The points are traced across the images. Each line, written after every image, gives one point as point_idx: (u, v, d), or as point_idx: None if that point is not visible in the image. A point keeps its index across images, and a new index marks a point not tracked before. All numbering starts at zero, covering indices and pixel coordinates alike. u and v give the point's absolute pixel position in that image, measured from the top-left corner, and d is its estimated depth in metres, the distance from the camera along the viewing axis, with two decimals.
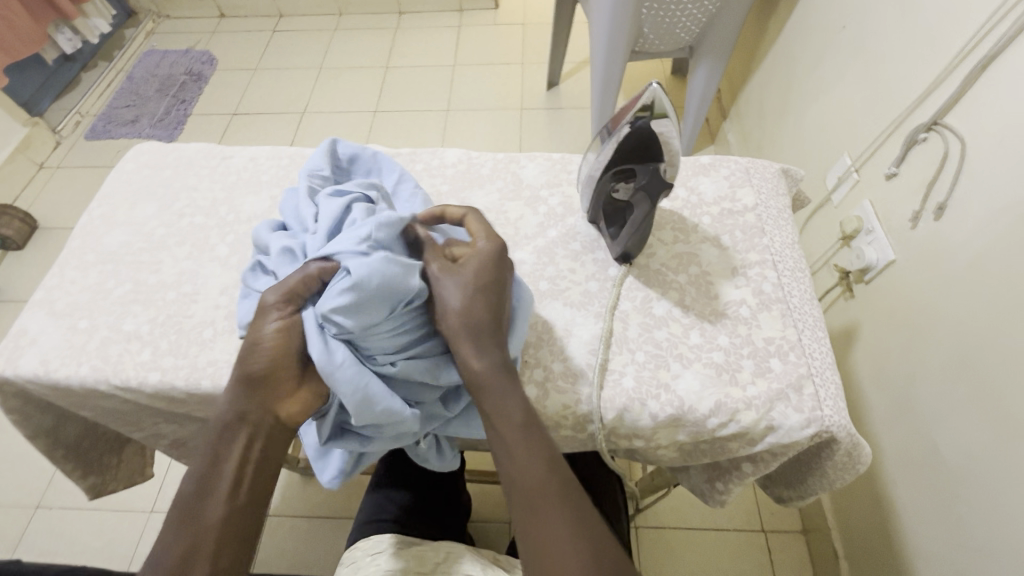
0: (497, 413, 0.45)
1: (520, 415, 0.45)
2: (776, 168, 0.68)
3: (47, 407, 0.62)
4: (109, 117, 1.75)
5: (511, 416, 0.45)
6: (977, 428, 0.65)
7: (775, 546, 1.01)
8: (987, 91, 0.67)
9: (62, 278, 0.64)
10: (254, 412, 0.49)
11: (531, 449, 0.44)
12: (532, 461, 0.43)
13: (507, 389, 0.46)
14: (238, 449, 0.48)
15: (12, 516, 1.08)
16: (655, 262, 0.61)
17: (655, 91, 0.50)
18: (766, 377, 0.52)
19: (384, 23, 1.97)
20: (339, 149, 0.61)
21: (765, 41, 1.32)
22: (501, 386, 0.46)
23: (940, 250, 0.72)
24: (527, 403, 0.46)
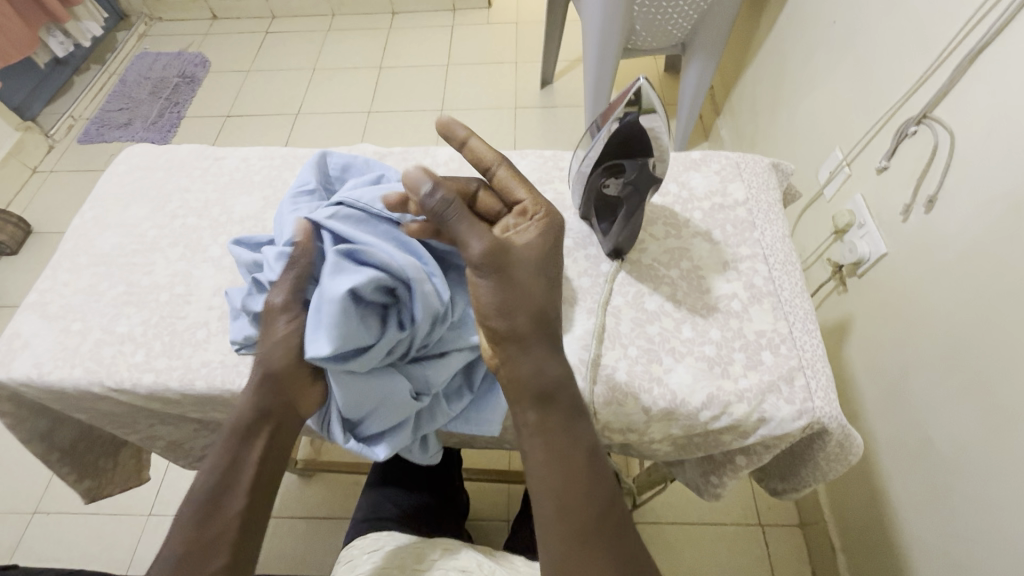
0: (565, 441, 0.45)
1: (588, 442, 0.45)
2: (767, 162, 0.69)
3: (42, 410, 0.62)
4: (102, 120, 1.74)
5: (580, 441, 0.45)
6: (968, 421, 0.66)
7: (772, 539, 1.02)
8: (975, 84, 0.67)
9: (55, 281, 0.64)
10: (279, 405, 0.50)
11: (593, 486, 0.43)
12: (595, 498, 0.43)
13: (574, 415, 0.46)
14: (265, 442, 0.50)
15: (9, 521, 1.08)
16: (647, 257, 0.61)
17: (642, 85, 0.49)
18: (758, 369, 0.52)
19: (377, 23, 1.97)
20: (328, 160, 0.62)
21: (757, 37, 1.33)
22: (570, 410, 0.46)
23: (931, 242, 0.73)
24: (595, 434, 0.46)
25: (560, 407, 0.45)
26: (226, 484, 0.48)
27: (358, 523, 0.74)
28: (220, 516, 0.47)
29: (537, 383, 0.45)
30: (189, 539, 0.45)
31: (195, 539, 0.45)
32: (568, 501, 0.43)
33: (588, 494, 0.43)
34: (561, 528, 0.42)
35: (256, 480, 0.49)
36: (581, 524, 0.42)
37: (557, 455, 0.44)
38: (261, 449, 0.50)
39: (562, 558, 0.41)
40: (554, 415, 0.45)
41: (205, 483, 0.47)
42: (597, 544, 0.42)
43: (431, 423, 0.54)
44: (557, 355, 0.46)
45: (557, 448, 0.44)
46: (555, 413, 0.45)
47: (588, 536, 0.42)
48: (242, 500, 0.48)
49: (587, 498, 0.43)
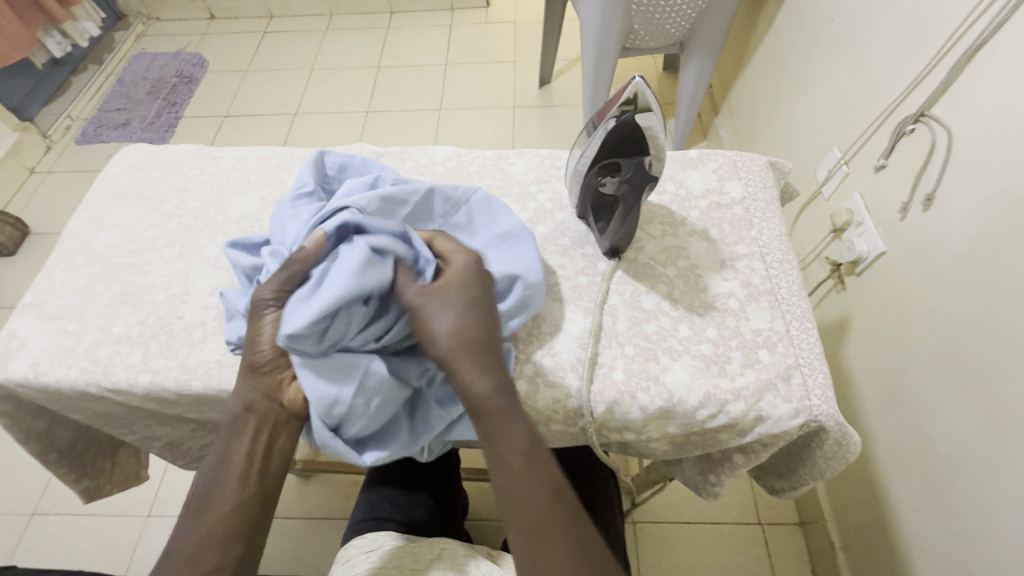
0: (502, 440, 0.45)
1: (525, 438, 0.45)
2: (764, 161, 0.68)
3: (39, 411, 0.62)
4: (100, 121, 1.74)
5: (516, 440, 0.45)
6: (968, 420, 0.66)
7: (772, 538, 1.02)
8: (973, 81, 0.67)
9: (51, 281, 0.64)
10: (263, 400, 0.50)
11: (535, 478, 0.44)
12: (538, 491, 0.43)
13: (509, 413, 0.46)
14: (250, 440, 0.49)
15: (8, 522, 1.07)
16: (644, 256, 0.61)
17: (638, 84, 0.49)
18: (755, 367, 0.52)
19: (375, 23, 1.97)
20: (327, 159, 0.62)
21: (754, 36, 1.33)
22: (508, 406, 0.46)
23: (929, 240, 0.73)
24: (531, 425, 0.46)
25: (496, 407, 0.45)
26: (216, 483, 0.47)
27: (356, 523, 0.74)
28: (208, 518, 0.46)
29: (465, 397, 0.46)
30: (184, 538, 0.46)
31: (190, 536, 0.46)
32: (513, 503, 0.43)
33: (532, 489, 0.43)
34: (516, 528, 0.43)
35: (245, 478, 0.48)
36: (527, 523, 0.42)
37: (495, 457, 0.45)
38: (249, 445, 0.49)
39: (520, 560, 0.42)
40: (488, 419, 0.45)
41: (202, 480, 0.48)
42: (549, 544, 0.42)
43: (427, 432, 0.51)
44: (484, 369, 0.46)
45: (494, 451, 0.45)
46: (489, 416, 0.45)
47: (536, 536, 0.42)
48: (231, 498, 0.47)
49: (528, 498, 0.43)
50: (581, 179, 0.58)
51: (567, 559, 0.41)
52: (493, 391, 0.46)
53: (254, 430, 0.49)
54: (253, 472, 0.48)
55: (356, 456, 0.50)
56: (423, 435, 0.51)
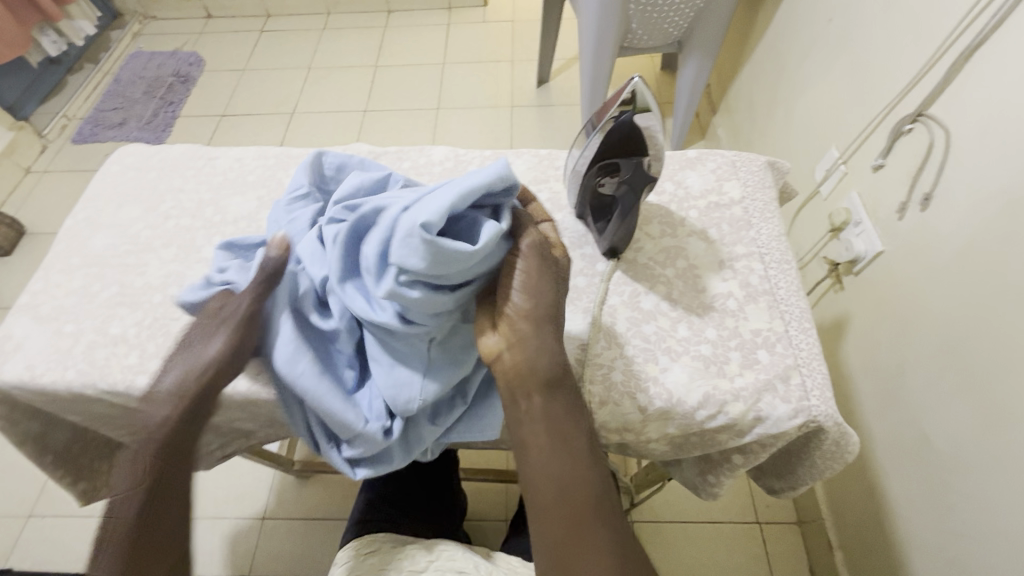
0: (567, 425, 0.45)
1: (586, 427, 0.46)
2: (762, 161, 0.68)
3: (35, 413, 0.62)
4: (96, 121, 1.73)
5: (579, 430, 0.45)
6: (966, 419, 0.66)
7: (770, 537, 1.02)
8: (971, 81, 0.67)
9: (47, 282, 0.63)
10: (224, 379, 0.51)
11: (593, 467, 0.44)
12: (590, 480, 0.44)
13: (574, 401, 0.46)
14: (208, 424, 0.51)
15: (4, 524, 1.07)
16: (643, 257, 0.61)
17: (637, 85, 0.50)
18: (754, 368, 0.52)
19: (372, 22, 1.96)
20: (323, 159, 0.60)
21: (753, 36, 1.33)
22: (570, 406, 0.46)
23: (926, 240, 0.73)
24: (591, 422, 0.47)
25: (561, 394, 0.46)
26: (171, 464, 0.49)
27: (354, 524, 0.73)
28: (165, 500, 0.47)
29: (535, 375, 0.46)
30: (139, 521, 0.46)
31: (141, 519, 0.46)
32: (565, 487, 0.43)
33: (584, 477, 0.43)
34: (562, 513, 0.42)
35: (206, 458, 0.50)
36: (577, 507, 0.42)
37: (555, 437, 0.44)
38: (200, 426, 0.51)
39: (557, 541, 0.42)
40: (554, 402, 0.45)
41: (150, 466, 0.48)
42: (592, 528, 0.42)
43: (421, 445, 0.53)
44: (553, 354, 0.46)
45: (555, 432, 0.44)
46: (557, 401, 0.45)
47: (583, 519, 0.42)
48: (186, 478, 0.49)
49: (580, 482, 0.43)
50: (581, 176, 0.57)
51: (606, 552, 0.41)
52: (562, 375, 0.46)
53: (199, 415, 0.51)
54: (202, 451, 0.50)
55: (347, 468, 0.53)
56: (416, 449, 0.53)
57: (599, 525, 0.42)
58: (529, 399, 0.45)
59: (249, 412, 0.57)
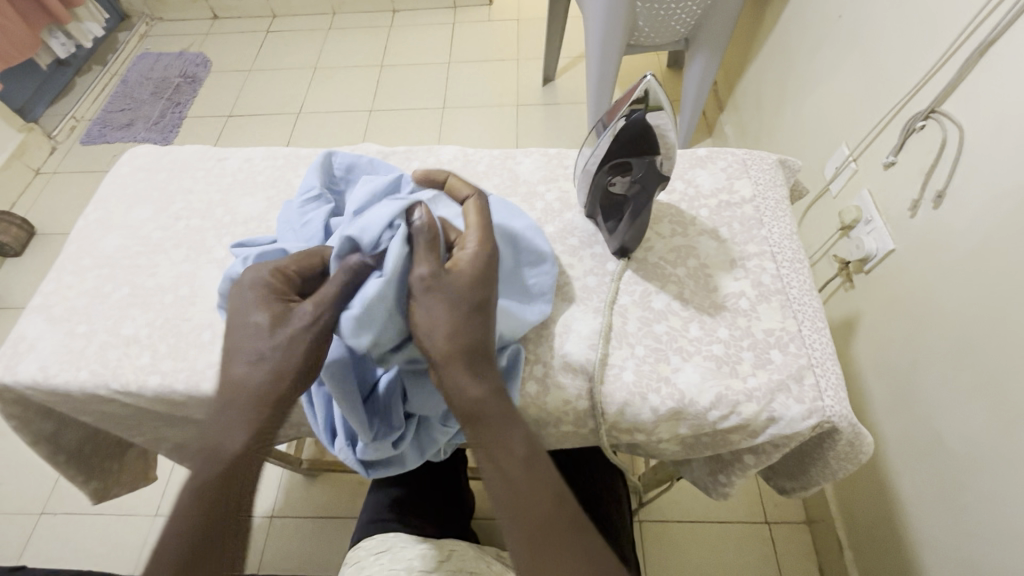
0: (501, 449, 0.44)
1: (523, 443, 0.44)
2: (773, 159, 0.68)
3: (48, 413, 0.62)
4: (104, 122, 1.74)
5: (514, 447, 0.44)
6: (980, 420, 0.65)
7: (779, 537, 1.01)
8: (985, 77, 0.67)
9: (60, 283, 0.64)
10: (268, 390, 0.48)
11: (534, 487, 0.43)
12: (538, 500, 0.42)
13: (507, 417, 0.45)
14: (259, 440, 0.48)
15: (17, 522, 1.08)
16: (653, 256, 0.61)
17: (649, 84, 0.49)
18: (767, 368, 0.52)
19: (377, 21, 1.97)
20: (333, 160, 0.62)
21: (760, 33, 1.32)
22: (500, 421, 0.44)
23: (939, 238, 0.72)
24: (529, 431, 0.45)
25: (490, 412, 0.45)
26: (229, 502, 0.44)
27: (363, 523, 0.74)
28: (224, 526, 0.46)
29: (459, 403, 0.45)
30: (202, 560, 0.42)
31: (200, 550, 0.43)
32: (509, 513, 0.42)
33: (529, 497, 0.42)
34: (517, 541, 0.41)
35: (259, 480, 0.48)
36: (532, 526, 0.41)
37: (492, 462, 0.43)
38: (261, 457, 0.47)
39: (524, 568, 0.40)
40: (484, 422, 0.44)
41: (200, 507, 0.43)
42: (557, 547, 0.41)
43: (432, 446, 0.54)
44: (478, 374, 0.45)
45: (491, 455, 0.44)
46: (483, 427, 0.44)
47: (541, 540, 0.41)
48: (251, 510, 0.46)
49: (530, 502, 0.42)
50: (593, 171, 0.57)
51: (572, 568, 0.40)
52: (489, 396, 0.45)
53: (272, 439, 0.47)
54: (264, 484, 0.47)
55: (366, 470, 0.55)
56: (429, 451, 0.54)
57: (559, 546, 0.41)
58: (464, 426, 0.45)
59: None
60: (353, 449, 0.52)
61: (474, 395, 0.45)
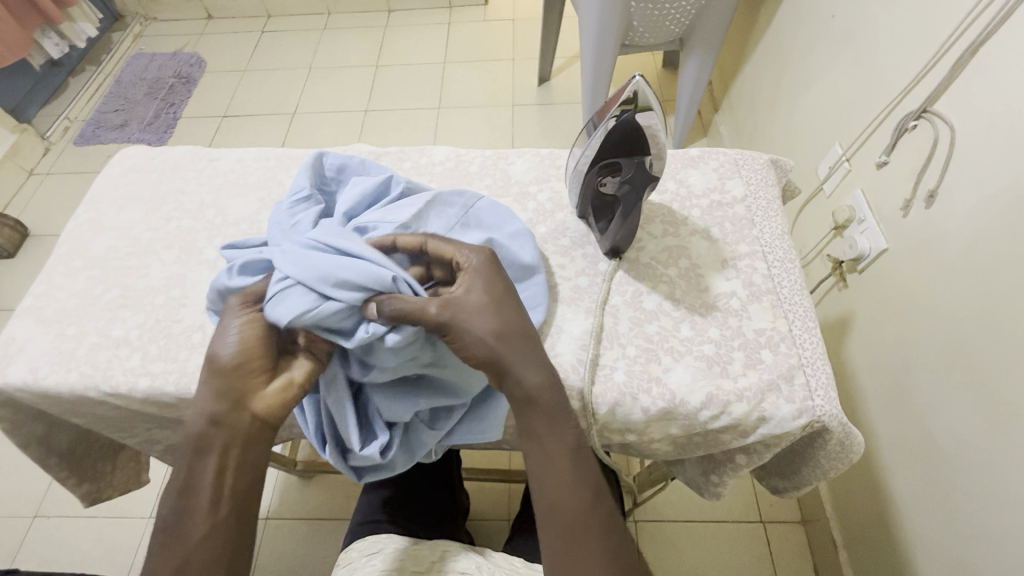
0: (552, 441, 0.44)
1: (575, 438, 0.45)
2: (765, 159, 0.68)
3: (38, 415, 0.62)
4: (98, 122, 1.74)
5: (566, 440, 0.45)
6: (971, 418, 0.65)
7: (774, 537, 1.02)
8: (975, 77, 0.67)
9: (50, 285, 0.64)
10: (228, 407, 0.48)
11: (579, 482, 0.44)
12: (578, 493, 0.44)
13: (561, 413, 0.45)
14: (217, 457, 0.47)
15: (11, 524, 1.08)
16: (645, 256, 0.61)
17: (638, 84, 0.49)
18: (757, 368, 0.52)
19: (372, 21, 1.96)
20: (325, 161, 0.62)
21: (755, 33, 1.32)
22: (557, 411, 0.45)
23: (931, 237, 0.72)
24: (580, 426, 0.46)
25: (546, 408, 0.45)
26: (184, 508, 0.45)
27: (356, 525, 0.73)
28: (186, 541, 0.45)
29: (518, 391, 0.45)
30: (159, 564, 0.44)
31: (159, 552, 0.45)
32: (551, 502, 0.44)
33: (572, 490, 0.44)
34: (551, 526, 0.44)
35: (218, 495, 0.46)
36: (568, 520, 0.43)
37: (542, 454, 0.45)
38: (215, 466, 0.46)
39: (555, 554, 0.43)
40: (540, 415, 0.45)
41: (165, 509, 0.46)
42: (587, 539, 0.43)
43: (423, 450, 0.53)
44: (539, 364, 0.46)
45: (544, 448, 0.44)
46: (539, 415, 0.45)
47: (576, 533, 0.43)
48: (203, 523, 0.45)
49: (571, 496, 0.44)
50: (585, 173, 0.56)
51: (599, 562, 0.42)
52: (546, 391, 0.45)
53: (222, 446, 0.47)
54: (223, 499, 0.46)
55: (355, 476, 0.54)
56: (419, 453, 0.53)
57: (593, 538, 0.43)
58: (520, 416, 0.46)
59: None
60: (342, 456, 0.52)
61: (535, 391, 0.45)
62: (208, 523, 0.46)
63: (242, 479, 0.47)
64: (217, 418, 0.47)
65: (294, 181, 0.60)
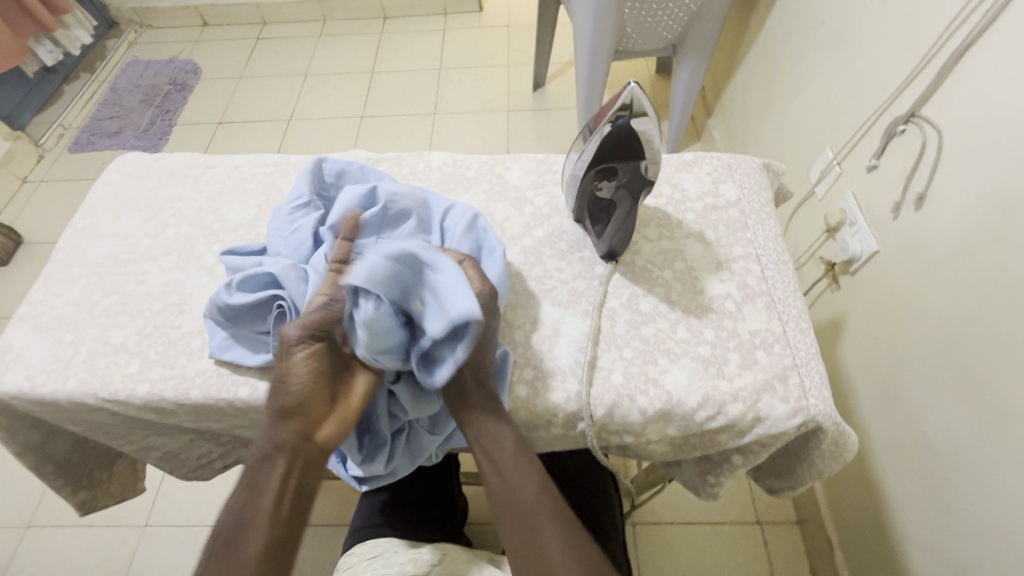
0: (491, 447, 0.49)
1: (513, 441, 0.49)
2: (758, 163, 0.69)
3: (35, 423, 0.62)
4: (92, 129, 1.73)
5: (504, 444, 0.49)
6: (963, 415, 0.66)
7: (771, 537, 1.02)
8: (961, 82, 0.68)
9: (47, 292, 0.64)
10: (295, 438, 0.48)
11: (524, 478, 0.48)
12: (524, 488, 0.47)
13: (498, 419, 0.50)
14: (281, 475, 0.47)
15: (3, 535, 1.06)
16: (641, 259, 0.61)
17: (633, 90, 0.50)
18: (753, 369, 0.53)
19: (366, 28, 1.98)
20: (324, 167, 0.63)
21: (746, 39, 1.34)
22: (496, 414, 0.50)
23: (921, 239, 0.73)
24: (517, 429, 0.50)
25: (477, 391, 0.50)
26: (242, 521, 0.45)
27: (356, 530, 0.74)
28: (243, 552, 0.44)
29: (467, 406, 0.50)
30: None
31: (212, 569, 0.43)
32: (502, 503, 0.47)
33: (518, 485, 0.47)
34: (508, 523, 0.47)
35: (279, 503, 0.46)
36: (519, 510, 0.47)
37: (486, 459, 0.49)
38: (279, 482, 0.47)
39: (514, 544, 0.46)
40: (481, 424, 0.49)
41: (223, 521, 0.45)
42: (543, 524, 0.46)
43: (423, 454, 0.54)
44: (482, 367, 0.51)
45: (487, 455, 0.49)
46: (481, 423, 0.49)
47: (528, 519, 0.46)
48: (259, 541, 0.45)
49: (521, 487, 0.47)
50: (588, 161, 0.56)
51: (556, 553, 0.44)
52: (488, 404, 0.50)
53: (285, 468, 0.47)
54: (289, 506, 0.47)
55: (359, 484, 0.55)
56: (421, 457, 0.54)
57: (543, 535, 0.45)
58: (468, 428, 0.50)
59: (250, 420, 0.57)
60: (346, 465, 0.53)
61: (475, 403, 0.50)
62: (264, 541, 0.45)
63: (301, 502, 0.48)
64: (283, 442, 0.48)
65: (294, 188, 0.61)
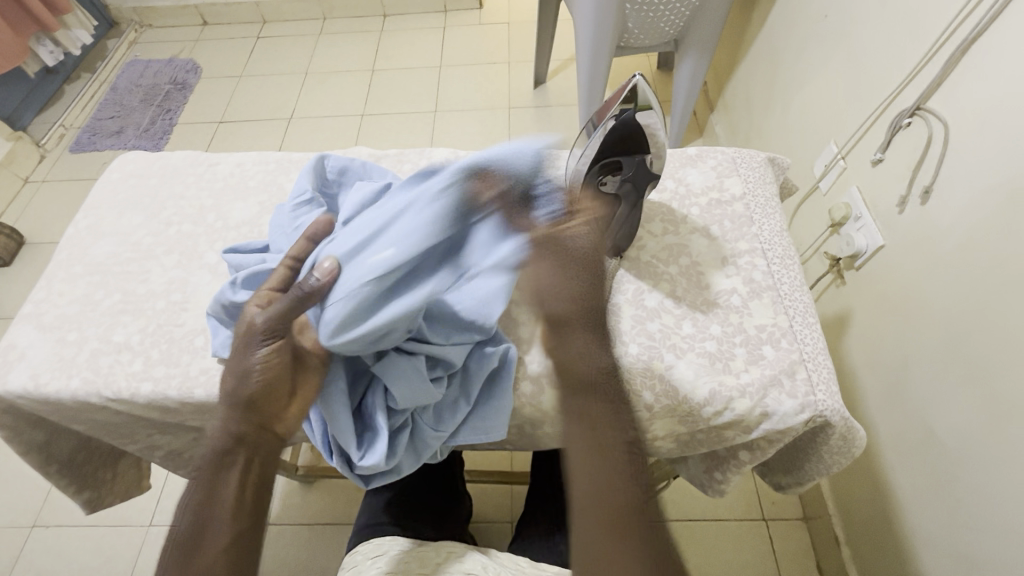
0: (603, 426, 0.46)
1: (629, 434, 0.46)
2: (763, 157, 0.69)
3: (39, 422, 0.62)
4: (94, 129, 1.73)
5: (619, 429, 0.46)
6: (971, 411, 0.66)
7: (777, 534, 1.02)
8: (968, 74, 0.68)
9: (50, 291, 0.63)
10: (251, 429, 0.49)
11: (634, 474, 0.44)
12: (628, 482, 0.43)
13: (614, 400, 0.48)
14: (239, 470, 0.48)
15: (9, 535, 1.07)
16: (646, 255, 0.61)
17: (638, 82, 0.50)
18: (759, 364, 0.52)
19: (367, 26, 1.97)
20: (327, 163, 0.62)
21: (748, 33, 1.33)
22: (613, 394, 0.48)
23: (929, 233, 0.73)
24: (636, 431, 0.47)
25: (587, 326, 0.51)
26: (204, 519, 0.46)
27: (361, 529, 0.73)
28: (203, 548, 0.45)
29: (583, 369, 0.50)
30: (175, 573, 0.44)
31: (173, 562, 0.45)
32: (596, 483, 0.43)
33: (621, 474, 0.44)
34: (594, 507, 0.42)
35: (239, 503, 0.47)
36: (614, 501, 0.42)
37: (593, 437, 0.45)
38: (239, 476, 0.48)
39: (593, 530, 0.41)
40: (594, 401, 0.48)
41: (185, 520, 0.47)
42: (625, 528, 0.41)
43: (428, 451, 0.54)
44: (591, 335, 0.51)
45: (595, 430, 0.46)
46: (596, 399, 0.48)
47: (615, 514, 0.41)
48: (226, 532, 0.46)
49: (625, 478, 0.44)
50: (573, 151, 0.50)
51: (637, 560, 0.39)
52: (598, 378, 0.49)
53: (245, 460, 0.49)
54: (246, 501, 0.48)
55: (366, 483, 0.55)
56: (426, 454, 0.54)
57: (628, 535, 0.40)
58: (575, 398, 0.48)
59: None
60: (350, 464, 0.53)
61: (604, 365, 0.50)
62: (231, 532, 0.46)
63: (262, 491, 0.49)
64: (239, 432, 0.49)
65: (296, 185, 0.61)
